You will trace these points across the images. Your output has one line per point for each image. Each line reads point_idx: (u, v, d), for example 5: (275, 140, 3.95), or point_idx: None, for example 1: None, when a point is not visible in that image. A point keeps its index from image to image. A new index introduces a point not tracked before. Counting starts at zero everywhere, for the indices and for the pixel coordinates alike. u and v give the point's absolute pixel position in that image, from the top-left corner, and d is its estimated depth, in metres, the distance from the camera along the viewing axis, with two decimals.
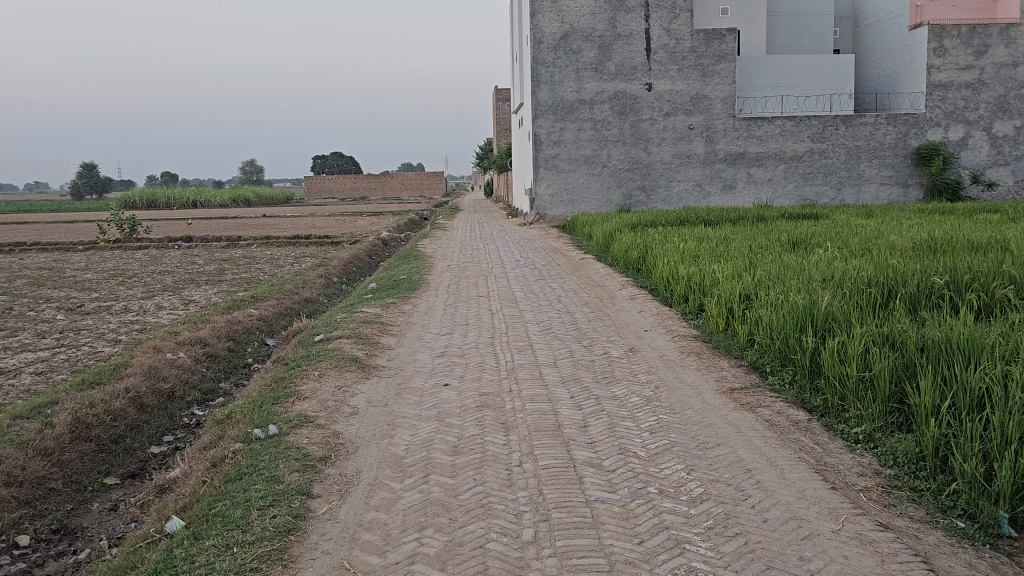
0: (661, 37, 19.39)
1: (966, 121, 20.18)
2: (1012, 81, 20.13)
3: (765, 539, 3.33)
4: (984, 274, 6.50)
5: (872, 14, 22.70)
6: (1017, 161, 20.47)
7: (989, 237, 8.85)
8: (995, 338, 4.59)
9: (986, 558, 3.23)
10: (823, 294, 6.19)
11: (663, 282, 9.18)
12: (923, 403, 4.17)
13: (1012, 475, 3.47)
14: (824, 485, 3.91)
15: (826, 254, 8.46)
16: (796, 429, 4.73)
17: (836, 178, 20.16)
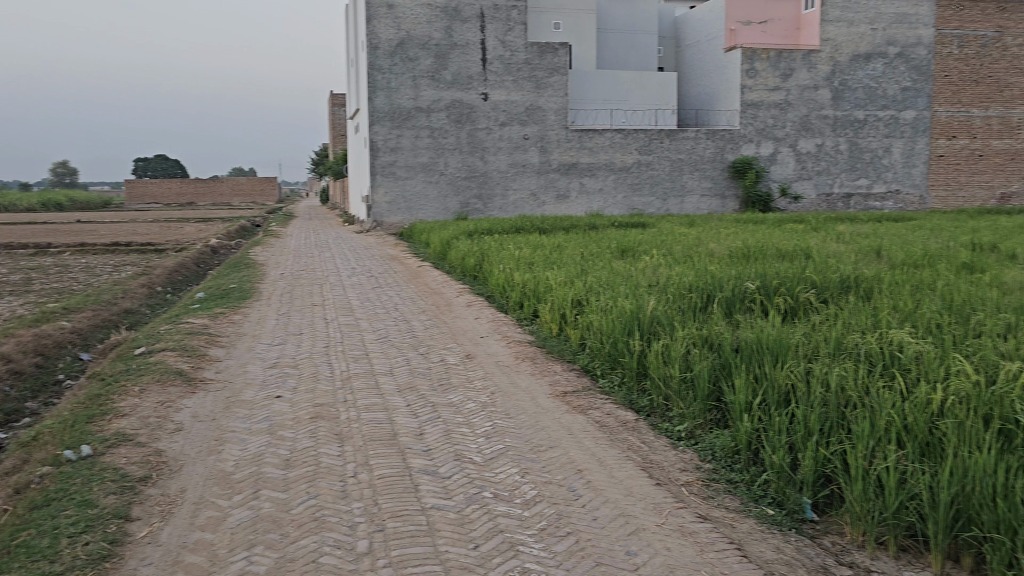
0: (496, 48, 19.74)
1: (774, 138, 21.90)
2: (812, 102, 22.06)
3: (595, 537, 3.43)
4: (789, 279, 7.06)
5: (692, 36, 24.13)
6: (818, 175, 22.44)
7: (795, 245, 9.60)
8: (798, 338, 4.99)
9: (792, 542, 3.50)
10: (648, 299, 6.49)
11: (498, 288, 9.31)
12: (737, 401, 4.46)
13: (814, 464, 3.78)
14: (649, 481, 4.09)
15: (652, 261, 8.86)
16: (624, 429, 4.92)
17: (661, 189, 21.27)
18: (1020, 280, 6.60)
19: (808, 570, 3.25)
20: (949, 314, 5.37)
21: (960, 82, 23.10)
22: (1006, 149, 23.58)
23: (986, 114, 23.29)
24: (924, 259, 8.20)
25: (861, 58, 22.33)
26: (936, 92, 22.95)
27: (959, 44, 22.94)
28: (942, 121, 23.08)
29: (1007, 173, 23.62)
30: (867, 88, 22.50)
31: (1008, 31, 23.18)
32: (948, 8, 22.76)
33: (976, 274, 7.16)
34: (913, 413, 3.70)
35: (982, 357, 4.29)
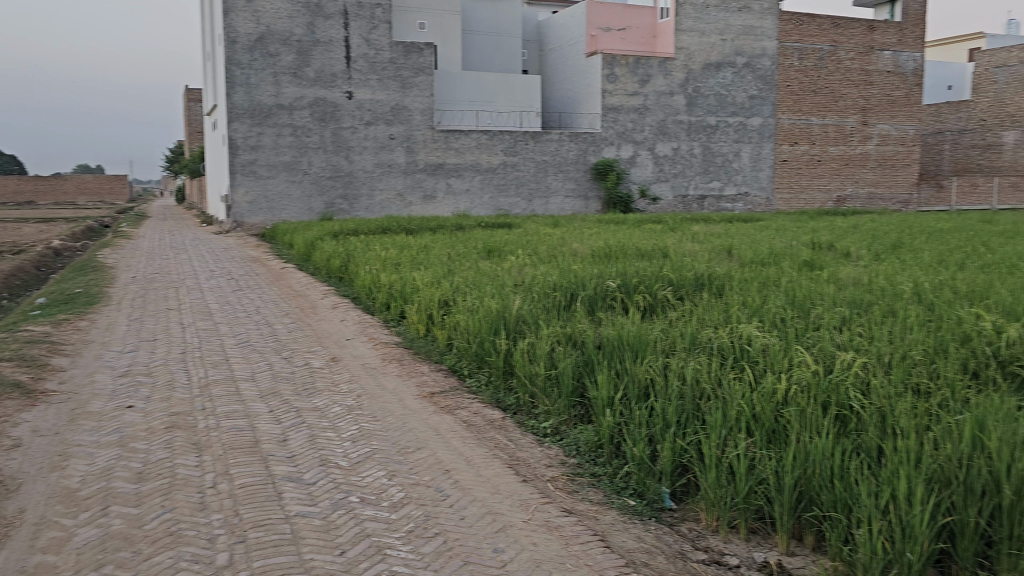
0: (360, 46, 19.45)
1: (633, 141, 22.69)
2: (668, 107, 23.02)
3: (462, 536, 3.45)
4: (649, 277, 7.33)
5: (555, 40, 24.62)
6: (675, 178, 23.43)
7: (653, 245, 9.97)
8: (657, 335, 5.20)
9: (652, 531, 3.64)
10: (514, 298, 6.58)
11: (365, 289, 9.19)
12: (600, 396, 4.59)
13: (671, 454, 3.95)
14: (515, 479, 4.14)
15: (517, 261, 9.01)
16: (491, 428, 4.95)
17: (526, 190, 21.61)
18: (854, 276, 7.11)
19: (667, 556, 3.39)
20: (793, 309, 5.73)
21: (801, 92, 24.69)
22: (841, 155, 25.43)
23: (824, 122, 25.03)
24: (771, 257, 8.70)
25: (712, 67, 23.48)
26: (780, 101, 24.45)
27: (799, 57, 24.54)
28: (784, 128, 24.63)
29: (843, 177, 25.48)
30: (718, 95, 23.68)
31: (842, 46, 24.97)
32: (789, 22, 24.30)
33: (815, 271, 7.67)
34: (760, 403, 3.92)
35: (821, 348, 4.60)
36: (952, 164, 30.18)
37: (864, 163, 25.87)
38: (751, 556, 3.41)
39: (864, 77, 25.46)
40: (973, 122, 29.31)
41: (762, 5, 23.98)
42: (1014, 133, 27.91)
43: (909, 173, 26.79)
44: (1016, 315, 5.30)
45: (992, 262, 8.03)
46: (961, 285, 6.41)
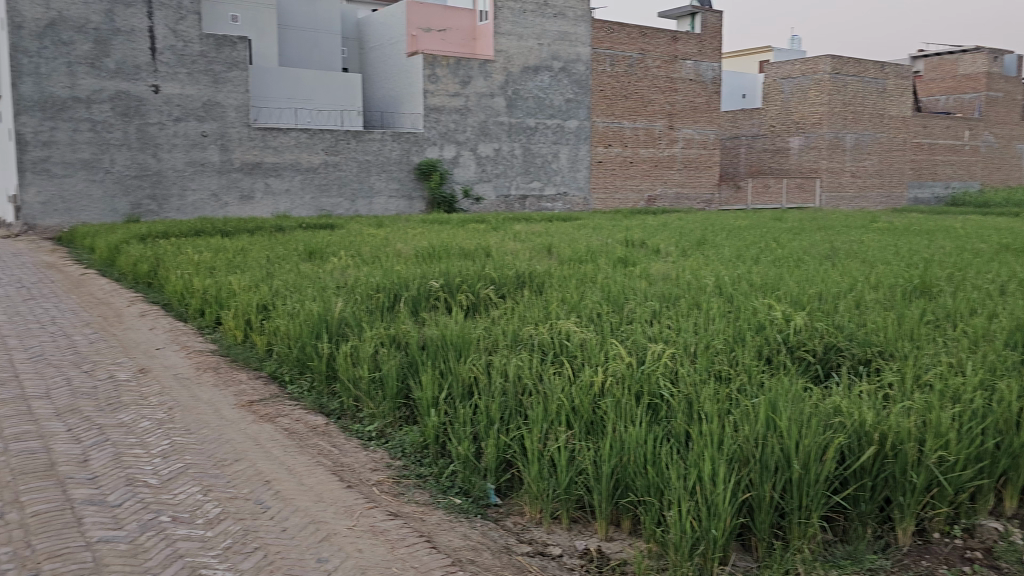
0: (167, 37, 18.29)
1: (456, 141, 22.86)
2: (489, 109, 23.37)
3: (283, 548, 3.33)
4: (472, 277, 7.40)
5: (375, 38, 24.32)
6: (497, 178, 23.84)
7: (476, 244, 10.10)
8: (480, 334, 5.26)
9: (479, 527, 3.68)
10: (336, 301, 6.44)
11: (176, 296, 8.65)
12: (424, 397, 4.58)
13: (496, 450, 4.02)
14: (340, 485, 4.04)
15: (339, 262, 8.86)
16: (314, 434, 4.80)
17: (349, 190, 21.24)
18: (663, 271, 7.53)
19: (493, 552, 3.44)
20: (607, 304, 5.98)
21: (612, 96, 25.85)
22: (651, 157, 26.97)
23: (635, 125, 26.39)
24: (588, 255, 9.04)
25: (530, 70, 24.09)
26: (594, 105, 25.48)
27: (611, 63, 25.68)
28: (599, 131, 25.71)
29: (653, 178, 27.05)
30: (536, 98, 24.32)
31: (649, 54, 26.37)
32: (601, 30, 25.35)
33: (628, 267, 8.06)
34: (578, 396, 4.06)
35: (634, 340, 4.85)
36: (747, 166, 32.72)
37: (671, 164, 27.53)
38: (573, 545, 3.53)
39: (670, 84, 27.02)
40: (765, 129, 31.92)
41: (576, 12, 24.85)
42: (799, 138, 30.65)
43: (711, 175, 28.80)
44: (801, 304, 5.82)
45: (782, 256, 8.77)
46: (756, 277, 6.94)
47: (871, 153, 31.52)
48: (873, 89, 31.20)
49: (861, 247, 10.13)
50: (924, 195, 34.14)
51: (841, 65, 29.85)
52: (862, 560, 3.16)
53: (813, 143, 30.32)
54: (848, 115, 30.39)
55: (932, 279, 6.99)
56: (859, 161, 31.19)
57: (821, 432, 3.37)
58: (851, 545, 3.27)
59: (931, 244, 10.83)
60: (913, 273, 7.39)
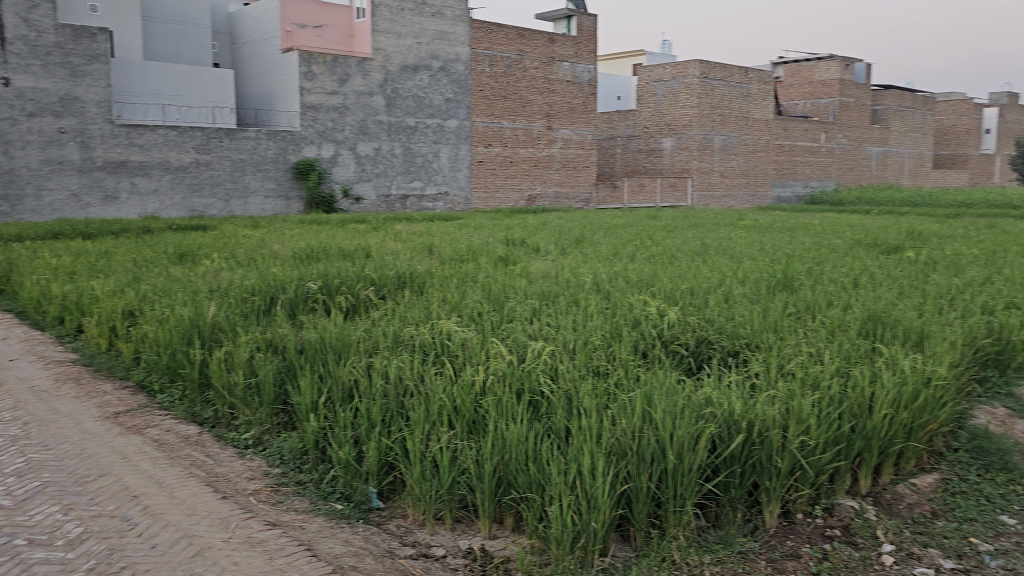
0: (17, 27, 17.00)
1: (334, 140, 22.42)
2: (368, 107, 23.04)
3: (154, 566, 3.17)
4: (351, 278, 7.27)
5: (248, 33, 23.54)
6: (377, 177, 23.55)
7: (355, 245, 9.96)
8: (360, 336, 5.18)
9: (360, 532, 3.62)
10: (208, 305, 6.19)
11: (31, 303, 8.07)
12: (303, 401, 4.46)
13: (378, 453, 3.96)
14: (214, 497, 3.87)
15: (213, 265, 8.52)
16: (186, 444, 4.60)
17: (222, 190, 20.47)
18: (543, 269, 7.63)
19: (376, 556, 3.39)
20: (488, 303, 6.01)
21: (491, 96, 26.01)
22: (530, 157, 27.33)
23: (513, 125, 26.66)
24: (468, 254, 9.04)
25: (409, 69, 23.89)
26: (473, 105, 25.57)
27: (489, 63, 25.82)
28: (479, 131, 25.84)
29: (532, 177, 27.45)
30: (416, 97, 24.15)
31: (526, 55, 26.67)
32: (479, 30, 25.40)
33: (509, 266, 8.13)
34: (460, 396, 4.06)
35: (514, 338, 4.90)
36: (623, 166, 33.65)
37: (550, 164, 27.98)
38: (457, 544, 3.53)
39: (547, 85, 27.45)
40: (639, 129, 32.89)
41: (454, 12, 24.79)
42: (670, 139, 31.75)
43: (589, 175, 29.43)
44: (675, 299, 6.03)
45: (656, 254, 9.04)
46: (631, 274, 7.13)
47: (737, 154, 33.02)
48: (738, 94, 32.65)
49: (729, 243, 10.58)
50: (786, 194, 36.05)
51: (708, 69, 31.09)
52: (732, 543, 3.31)
53: (683, 143, 31.51)
54: (716, 117, 31.74)
55: (793, 273, 7.38)
56: (726, 161, 32.61)
57: (693, 423, 3.49)
58: (722, 530, 3.41)
59: (792, 240, 11.42)
60: (776, 267, 7.79)
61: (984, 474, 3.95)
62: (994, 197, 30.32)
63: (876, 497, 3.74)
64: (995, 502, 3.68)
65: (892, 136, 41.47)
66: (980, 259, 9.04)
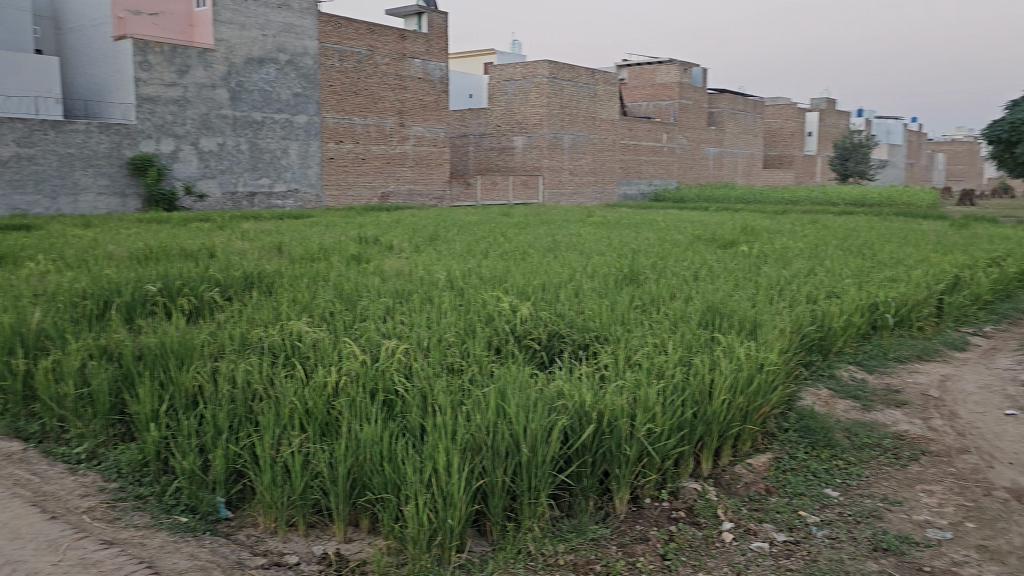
0: None
1: (174, 135, 21.26)
2: (211, 101, 21.96)
3: None
4: (194, 279, 6.92)
5: (75, 18, 21.93)
6: (222, 174, 22.55)
7: (199, 244, 9.50)
8: (204, 338, 4.94)
9: (207, 545, 3.45)
10: (33, 312, 5.71)
11: None
12: (142, 411, 4.20)
13: (225, 461, 3.79)
14: (42, 517, 3.56)
15: (37, 267, 7.88)
16: (8, 463, 4.22)
17: (49, 187, 18.84)
18: (396, 267, 7.56)
19: (225, 569, 3.24)
20: (340, 302, 5.89)
21: (342, 92, 25.50)
22: (382, 154, 27.08)
23: (365, 122, 26.30)
24: (319, 253, 8.82)
25: (254, 62, 22.98)
26: (323, 100, 24.96)
27: (339, 58, 25.26)
28: (329, 127, 25.27)
29: (385, 174, 27.21)
30: (262, 91, 23.28)
31: (377, 51, 26.35)
32: (328, 24, 24.76)
33: (361, 265, 7.97)
34: (312, 398, 3.96)
35: (366, 338, 4.82)
36: (476, 163, 33.66)
37: (403, 161, 27.86)
38: (311, 550, 3.44)
39: (399, 82, 27.24)
40: (490, 128, 33.18)
41: (302, 3, 24.04)
42: (522, 138, 32.26)
43: (442, 172, 29.43)
44: (527, 295, 6.13)
45: (508, 250, 9.14)
46: (484, 271, 7.19)
47: (585, 152, 33.99)
48: (585, 94, 33.61)
49: (577, 239, 10.86)
50: (632, 192, 37.44)
51: (556, 70, 31.84)
52: (585, 531, 3.40)
53: (534, 142, 32.12)
54: (564, 117, 32.56)
55: (639, 268, 7.67)
56: (575, 160, 33.51)
57: (545, 415, 3.55)
58: (575, 519, 3.50)
59: (636, 236, 11.87)
60: (623, 262, 8.07)
61: (811, 451, 4.26)
62: (817, 194, 32.80)
63: (716, 478, 3.95)
64: (820, 476, 3.98)
65: (727, 137, 43.96)
66: (805, 252, 9.74)
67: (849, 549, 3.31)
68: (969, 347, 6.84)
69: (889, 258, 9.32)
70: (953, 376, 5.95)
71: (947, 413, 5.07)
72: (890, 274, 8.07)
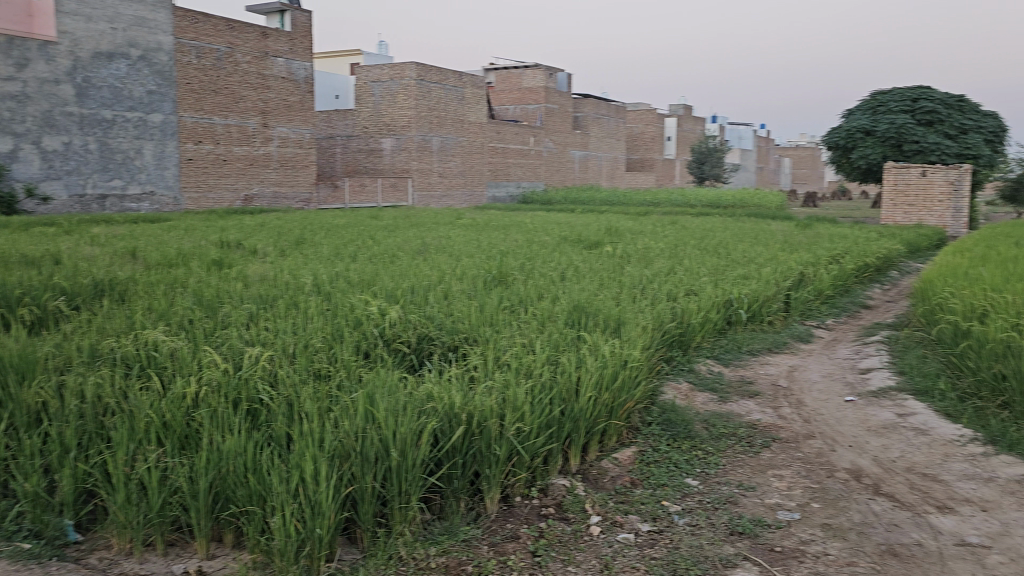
0: None
1: (12, 133, 19.81)
2: (54, 97, 20.54)
3: None
4: (36, 288, 6.45)
5: None
6: (68, 175, 21.16)
7: (42, 251, 8.88)
8: (48, 352, 4.61)
9: (53, 572, 3.22)
10: None
11: None
12: None
13: (73, 481, 3.55)
14: None
15: None
16: None
17: None
18: (260, 272, 7.32)
19: None
20: (200, 309, 5.66)
21: (200, 90, 24.47)
22: (244, 155, 26.18)
23: (225, 122, 25.37)
24: (178, 258, 8.43)
25: (103, 57, 21.61)
26: (179, 98, 23.87)
27: (197, 55, 24.21)
28: (187, 126, 24.18)
29: (248, 176, 26.32)
30: (113, 88, 21.99)
31: (237, 49, 25.50)
32: (184, 19, 23.68)
33: (223, 270, 7.68)
34: (170, 410, 3.77)
35: (229, 345, 4.65)
36: (343, 166, 33.07)
37: (267, 163, 27.06)
38: (171, 570, 3.28)
39: (261, 81, 26.45)
40: (358, 129, 32.69)
41: None
42: (390, 140, 31.99)
43: (308, 174, 28.76)
44: (395, 298, 6.08)
45: (377, 254, 9.04)
46: (353, 275, 7.08)
47: (454, 155, 34.09)
48: (453, 97, 33.72)
49: (446, 242, 10.89)
50: (501, 194, 37.82)
51: (424, 72, 31.81)
52: (456, 532, 3.40)
53: (402, 144, 31.93)
54: (433, 119, 32.56)
55: (508, 269, 7.76)
56: (444, 162, 33.55)
57: (414, 419, 3.54)
58: (447, 521, 3.49)
59: (505, 238, 11.98)
60: (491, 264, 8.13)
61: (673, 443, 4.44)
62: (676, 196, 34.23)
63: (585, 473, 4.05)
64: (681, 467, 4.15)
65: (591, 141, 45.15)
66: (665, 252, 10.13)
67: (707, 534, 3.47)
68: (813, 339, 7.32)
69: (741, 257, 9.83)
70: (799, 366, 6.36)
71: (794, 401, 5.41)
72: (743, 271, 8.52)
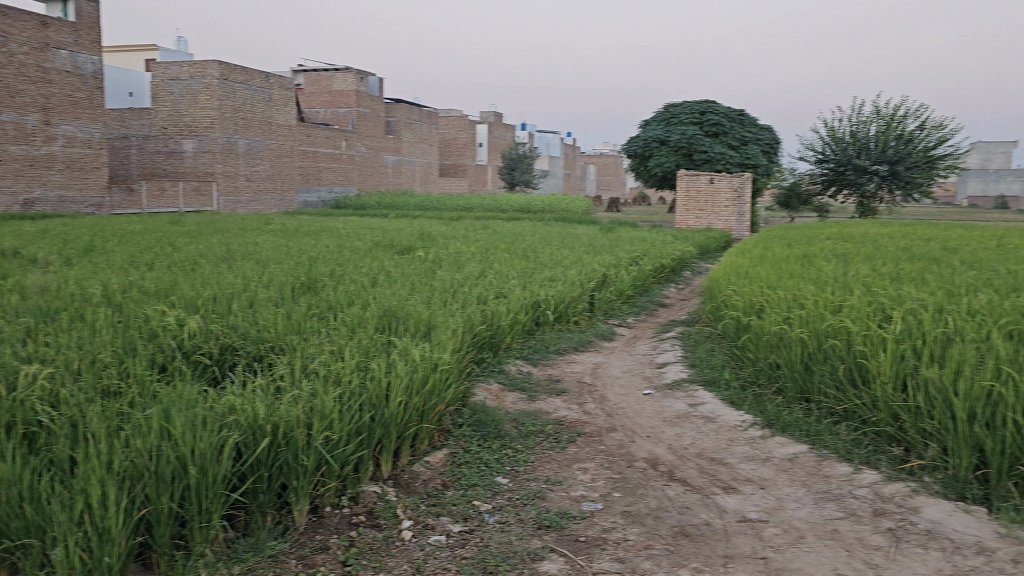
0: None
1: None
2: None
3: None
4: None
5: None
6: None
7: None
8: None
9: None
10: None
11: None
12: None
13: None
14: None
15: None
16: None
17: None
18: (41, 283, 6.71)
19: None
20: None
21: None
22: (23, 156, 23.92)
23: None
24: None
25: None
26: None
27: None
28: None
29: (27, 178, 24.04)
30: None
31: (11, 38, 23.25)
32: None
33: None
34: None
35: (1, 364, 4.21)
36: (139, 168, 30.95)
37: (50, 164, 24.84)
38: None
39: (41, 74, 24.25)
40: (155, 130, 30.67)
41: None
42: (190, 141, 30.24)
43: (99, 176, 26.65)
44: (195, 308, 5.78)
45: (177, 261, 8.55)
46: (148, 284, 6.66)
47: (261, 159, 32.85)
48: (259, 98, 32.52)
49: (252, 248, 10.48)
50: (313, 199, 36.93)
51: (227, 71, 30.47)
52: (263, 548, 3.28)
53: (205, 147, 30.31)
54: (238, 121, 31.25)
55: (316, 276, 7.58)
56: (251, 166, 32.24)
57: (214, 433, 3.37)
58: (253, 537, 3.35)
59: (315, 243, 11.68)
60: (300, 270, 7.92)
61: (483, 443, 4.52)
62: (488, 202, 34.83)
63: (396, 478, 4.04)
64: (491, 466, 4.23)
65: (404, 146, 45.03)
66: (476, 256, 10.29)
67: (517, 530, 3.55)
68: (615, 337, 7.72)
69: (548, 260, 10.19)
70: (603, 363, 6.67)
71: (597, 397, 5.66)
72: (550, 274, 8.82)
